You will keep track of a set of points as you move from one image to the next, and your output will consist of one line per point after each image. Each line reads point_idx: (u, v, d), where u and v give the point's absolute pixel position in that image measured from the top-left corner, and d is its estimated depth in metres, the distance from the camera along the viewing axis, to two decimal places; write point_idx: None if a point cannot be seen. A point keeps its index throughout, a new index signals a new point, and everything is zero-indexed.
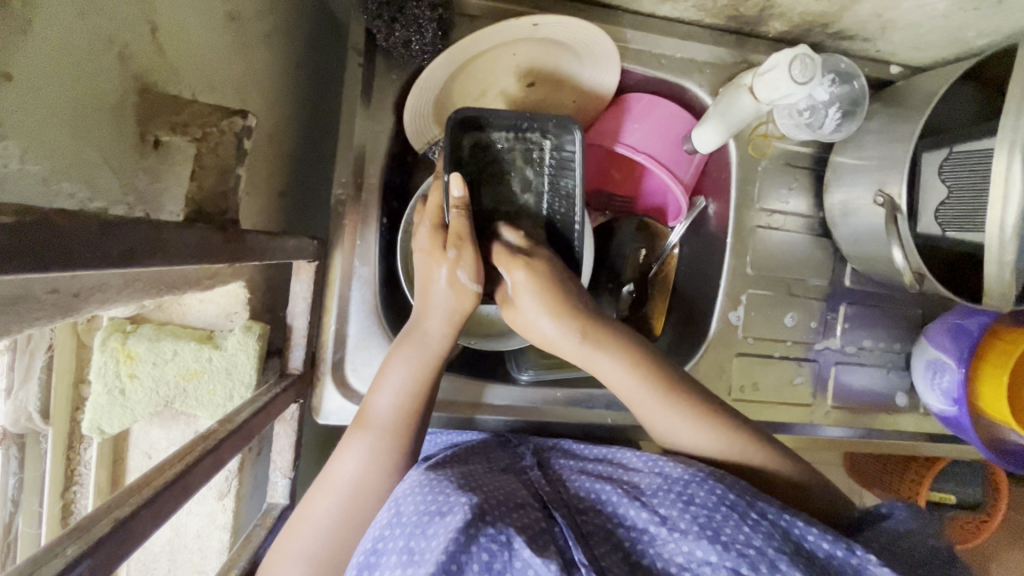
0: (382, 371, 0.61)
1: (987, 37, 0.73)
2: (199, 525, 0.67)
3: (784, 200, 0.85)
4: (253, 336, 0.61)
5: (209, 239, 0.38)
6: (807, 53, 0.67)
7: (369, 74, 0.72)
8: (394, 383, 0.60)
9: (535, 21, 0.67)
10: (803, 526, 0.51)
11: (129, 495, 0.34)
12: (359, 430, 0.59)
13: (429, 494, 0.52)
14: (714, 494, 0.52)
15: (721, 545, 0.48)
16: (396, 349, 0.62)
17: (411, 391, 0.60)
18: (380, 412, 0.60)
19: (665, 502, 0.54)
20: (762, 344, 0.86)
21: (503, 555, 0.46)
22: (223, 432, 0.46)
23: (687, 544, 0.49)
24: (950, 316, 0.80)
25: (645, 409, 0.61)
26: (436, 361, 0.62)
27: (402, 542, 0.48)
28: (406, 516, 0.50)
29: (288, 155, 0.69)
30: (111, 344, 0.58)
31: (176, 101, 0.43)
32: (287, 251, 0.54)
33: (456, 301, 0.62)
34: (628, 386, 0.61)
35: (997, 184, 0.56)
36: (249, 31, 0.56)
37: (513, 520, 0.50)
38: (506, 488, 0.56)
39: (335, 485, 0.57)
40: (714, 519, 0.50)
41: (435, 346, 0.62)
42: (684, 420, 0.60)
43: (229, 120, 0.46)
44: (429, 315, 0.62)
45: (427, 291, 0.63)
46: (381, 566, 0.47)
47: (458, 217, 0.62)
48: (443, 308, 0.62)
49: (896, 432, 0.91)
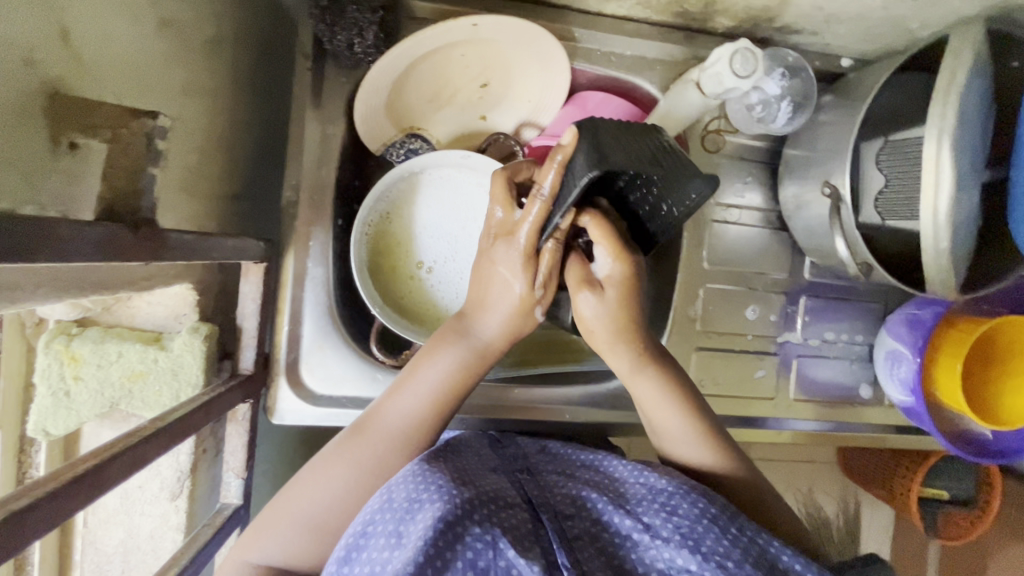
0: (421, 362, 0.60)
1: (931, 28, 0.74)
2: (152, 526, 0.67)
3: (740, 194, 0.85)
4: (200, 338, 0.61)
5: (117, 235, 0.39)
6: (749, 46, 0.68)
7: (318, 77, 0.73)
8: (433, 380, 0.59)
9: (474, 21, 0.69)
10: (780, 547, 0.50)
11: (33, 488, 0.35)
12: (372, 427, 0.58)
13: (421, 483, 0.51)
14: (696, 507, 0.51)
15: (701, 556, 0.48)
16: (441, 339, 0.61)
17: (446, 392, 0.60)
18: (404, 412, 0.59)
19: (649, 510, 0.53)
20: (722, 338, 0.86)
21: (488, 554, 0.46)
22: (149, 430, 0.47)
23: (669, 551, 0.49)
24: (907, 307, 0.80)
25: (656, 412, 0.64)
26: (479, 366, 0.61)
27: (391, 528, 0.48)
28: (396, 502, 0.49)
29: (238, 158, 0.70)
30: (55, 347, 0.60)
31: (88, 103, 0.44)
32: (225, 251, 0.55)
33: (517, 318, 0.60)
34: (650, 396, 0.63)
35: (928, 171, 0.56)
36: (188, 36, 0.57)
37: (502, 518, 0.49)
38: (499, 485, 0.55)
39: (349, 461, 0.57)
40: (696, 529, 0.49)
41: (486, 354, 0.61)
42: (695, 437, 0.63)
43: (137, 120, 0.47)
44: (485, 321, 0.61)
45: (485, 290, 0.60)
46: (369, 548, 0.47)
47: (550, 253, 0.56)
48: (500, 320, 0.60)
49: (861, 424, 0.91)
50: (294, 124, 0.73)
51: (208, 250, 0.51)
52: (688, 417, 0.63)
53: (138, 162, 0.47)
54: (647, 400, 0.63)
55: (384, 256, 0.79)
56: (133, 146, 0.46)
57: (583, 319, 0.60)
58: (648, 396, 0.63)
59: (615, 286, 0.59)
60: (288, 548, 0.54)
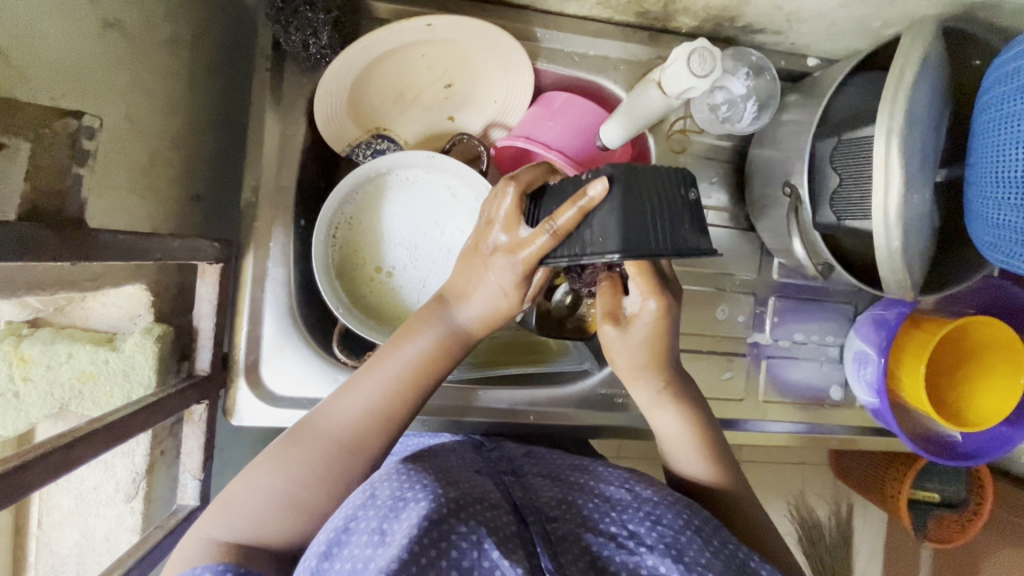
0: (394, 344, 0.59)
1: (892, 26, 0.73)
2: (107, 528, 0.67)
3: (707, 194, 0.85)
4: (152, 339, 0.61)
5: (37, 235, 0.38)
6: (706, 45, 0.67)
7: (278, 77, 0.73)
8: (405, 357, 0.59)
9: (428, 20, 0.69)
10: (759, 559, 0.50)
11: None
12: (337, 413, 0.57)
13: (406, 482, 0.52)
14: (681, 518, 0.52)
15: (684, 565, 0.47)
16: (416, 321, 0.60)
17: (425, 372, 0.59)
18: (365, 399, 0.57)
19: (634, 518, 0.52)
20: (691, 339, 0.85)
21: (472, 553, 0.45)
22: (85, 429, 0.48)
23: (652, 558, 0.48)
24: (875, 308, 0.80)
25: (663, 427, 0.65)
26: (449, 354, 0.60)
27: (374, 524, 0.48)
28: (380, 499, 0.50)
29: (197, 159, 0.70)
30: (4, 347, 0.59)
31: (10, 104, 0.44)
32: (172, 251, 0.55)
33: (500, 309, 0.57)
34: (660, 412, 0.64)
35: (879, 170, 0.56)
36: (134, 37, 0.57)
37: (485, 517, 0.50)
38: (484, 488, 0.55)
39: (325, 436, 0.56)
40: (679, 540, 0.49)
41: (457, 344, 0.60)
42: (699, 455, 0.63)
43: (61, 122, 0.46)
44: (466, 304, 0.58)
45: (466, 274, 0.58)
46: (349, 544, 0.47)
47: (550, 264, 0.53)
48: (480, 309, 0.58)
49: (833, 426, 0.90)
50: (253, 124, 0.73)
51: (148, 250, 0.51)
52: (694, 433, 0.64)
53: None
54: (656, 413, 0.64)
55: (348, 256, 0.78)
56: (56, 146, 0.45)
57: (609, 353, 0.61)
58: (660, 410, 0.64)
59: (650, 324, 0.57)
60: (256, 520, 0.52)
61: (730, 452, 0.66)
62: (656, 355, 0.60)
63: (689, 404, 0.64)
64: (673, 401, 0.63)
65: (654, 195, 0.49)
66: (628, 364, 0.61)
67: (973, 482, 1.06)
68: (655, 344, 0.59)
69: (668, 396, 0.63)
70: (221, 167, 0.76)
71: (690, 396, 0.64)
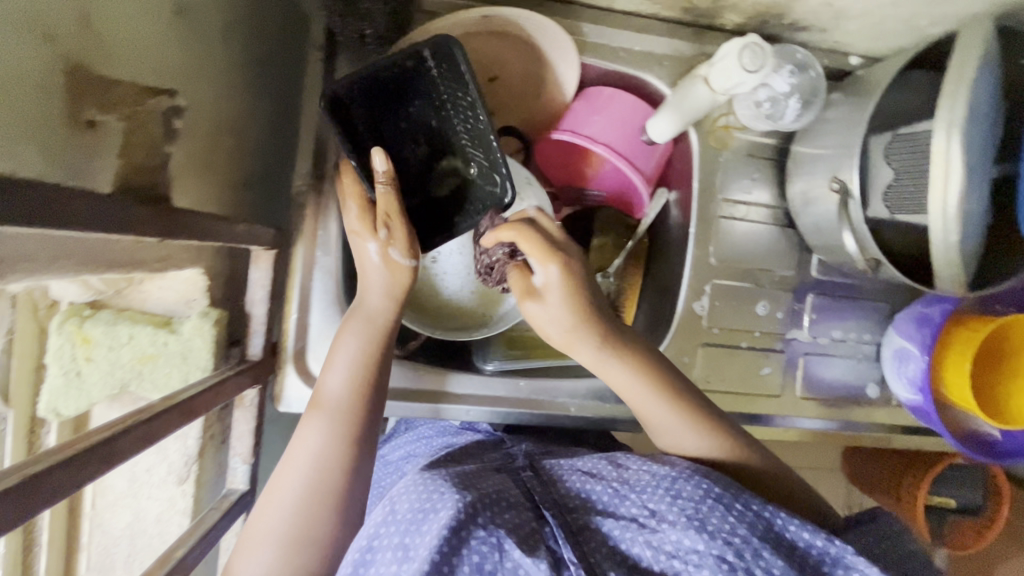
0: (335, 349, 0.64)
1: (940, 25, 0.74)
2: (159, 510, 0.68)
3: (747, 190, 0.86)
4: (210, 322, 0.63)
5: (130, 212, 0.39)
6: (757, 40, 0.68)
7: (329, 67, 0.72)
8: (345, 357, 0.63)
9: (484, 11, 0.71)
10: (786, 517, 0.50)
11: (44, 456, 0.35)
12: (315, 411, 0.61)
13: (424, 491, 0.51)
14: (700, 488, 0.51)
15: (708, 534, 0.47)
16: (345, 323, 0.65)
17: (362, 361, 0.63)
18: (331, 391, 0.62)
19: (653, 496, 0.52)
20: (729, 335, 0.85)
21: (493, 556, 0.47)
22: (158, 408, 0.47)
23: (676, 533, 0.48)
24: (917, 305, 0.80)
25: (638, 402, 0.63)
26: (382, 333, 0.65)
27: (397, 539, 0.48)
28: (400, 514, 0.50)
29: (249, 147, 0.71)
30: (68, 327, 0.60)
31: (107, 84, 0.43)
32: (235, 235, 0.55)
33: (391, 276, 0.65)
34: (620, 379, 0.63)
35: (938, 167, 0.56)
36: (198, 20, 0.57)
37: (506, 518, 0.50)
38: (500, 485, 0.55)
39: (299, 461, 0.58)
40: (701, 510, 0.49)
41: (379, 317, 0.65)
42: (683, 426, 0.61)
43: (152, 99, 0.49)
44: (369, 292, 0.66)
45: (361, 266, 0.66)
46: (376, 562, 0.48)
47: (383, 192, 0.64)
48: (380, 285, 0.65)
49: (868, 424, 0.90)
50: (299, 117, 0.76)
51: (219, 233, 0.52)
52: (659, 393, 0.62)
53: (151, 141, 0.49)
54: (624, 386, 0.63)
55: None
56: (146, 126, 0.49)
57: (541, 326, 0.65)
58: (617, 380, 0.64)
59: (557, 290, 0.61)
60: (270, 567, 0.53)
61: (712, 405, 0.63)
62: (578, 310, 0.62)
63: (640, 361, 0.63)
64: (627, 363, 0.63)
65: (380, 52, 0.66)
66: (561, 329, 0.63)
67: (987, 487, 1.08)
68: (568, 297, 0.62)
69: (624, 363, 0.63)
70: (269, 156, 0.77)
71: (643, 356, 0.64)
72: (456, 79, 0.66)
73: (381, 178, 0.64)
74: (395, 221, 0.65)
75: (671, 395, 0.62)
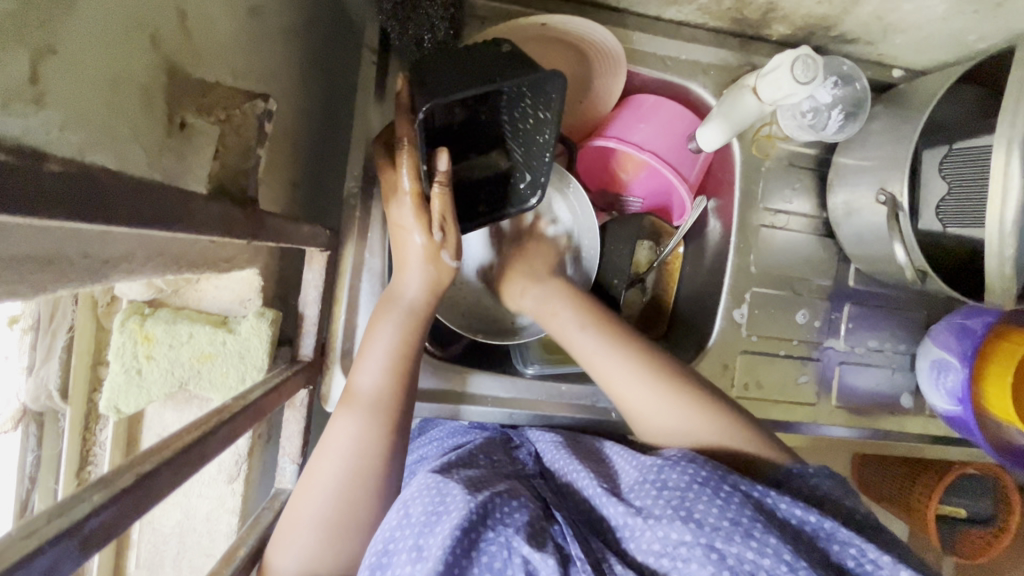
0: (366, 341, 0.63)
1: (987, 41, 0.75)
2: (208, 508, 0.68)
3: (788, 200, 0.86)
4: (266, 322, 0.63)
5: (232, 215, 0.39)
6: (810, 53, 0.69)
7: (382, 69, 0.73)
8: (382, 346, 0.63)
9: (543, 20, 0.71)
10: (775, 495, 0.49)
11: (149, 454, 0.35)
12: (347, 409, 0.60)
13: (437, 493, 0.52)
14: (686, 474, 0.50)
15: (694, 524, 0.46)
16: (378, 315, 0.64)
17: (398, 351, 0.63)
18: (363, 389, 0.61)
19: (642, 493, 0.52)
20: (767, 342, 0.86)
21: (502, 555, 0.48)
22: (236, 407, 0.47)
23: (662, 529, 0.47)
24: (955, 316, 0.81)
25: (624, 387, 0.64)
26: (420, 325, 0.65)
27: (412, 542, 0.49)
28: (415, 517, 0.50)
29: (302, 147, 0.71)
30: (129, 325, 0.61)
31: (202, 85, 0.44)
32: (302, 236, 0.56)
33: (435, 273, 0.65)
34: (622, 374, 0.64)
35: (996, 181, 0.57)
36: (268, 23, 0.57)
37: (516, 517, 0.50)
38: (511, 485, 0.56)
39: (336, 451, 0.58)
40: (687, 498, 0.48)
41: (416, 307, 0.64)
42: (673, 407, 0.61)
43: (250, 103, 0.45)
44: (406, 283, 0.65)
45: (401, 255, 0.65)
46: (392, 566, 0.48)
47: (440, 195, 0.62)
48: (420, 277, 0.65)
49: (902, 435, 0.90)
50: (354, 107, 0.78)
51: (291, 234, 0.52)
52: (652, 380, 0.63)
53: (246, 142, 0.45)
54: (619, 380, 0.64)
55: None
56: (246, 127, 0.45)
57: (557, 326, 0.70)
58: (617, 374, 0.64)
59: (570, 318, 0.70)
60: (306, 555, 0.55)
61: (705, 385, 0.63)
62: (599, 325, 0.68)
63: (636, 350, 0.65)
64: (624, 353, 0.65)
65: (475, 60, 0.61)
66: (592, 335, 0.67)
67: (999, 498, 1.06)
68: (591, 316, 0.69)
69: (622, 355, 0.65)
70: (319, 157, 0.77)
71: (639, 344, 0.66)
72: (538, 96, 0.64)
73: (439, 177, 0.62)
74: (451, 226, 0.64)
75: (668, 384, 0.62)
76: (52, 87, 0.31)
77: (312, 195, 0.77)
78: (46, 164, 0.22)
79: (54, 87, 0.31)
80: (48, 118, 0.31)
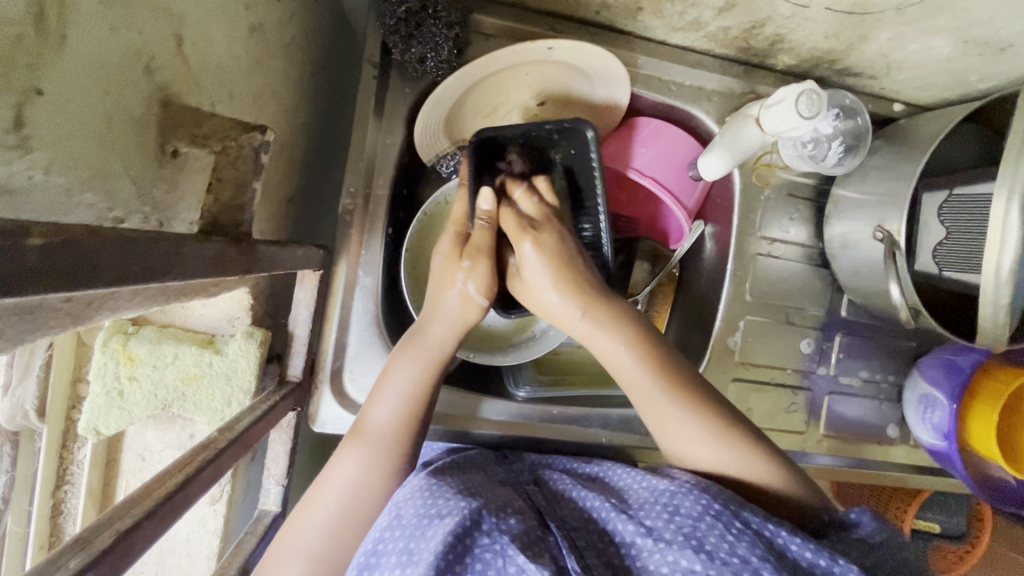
0: (386, 373, 0.61)
1: (989, 82, 0.75)
2: (189, 530, 0.67)
3: (785, 229, 0.86)
4: (255, 343, 0.61)
5: (225, 252, 0.37)
6: (814, 88, 0.67)
7: (383, 85, 0.72)
8: (398, 387, 0.60)
9: (550, 44, 0.67)
10: (786, 534, 0.48)
11: (130, 506, 0.34)
12: (356, 441, 0.58)
13: (429, 497, 0.50)
14: (699, 504, 0.50)
15: (705, 554, 0.45)
16: (402, 348, 0.62)
17: (412, 394, 0.60)
18: (376, 423, 0.59)
19: (651, 514, 0.51)
20: (759, 371, 0.86)
21: (497, 563, 0.45)
22: (223, 441, 0.45)
23: (672, 554, 0.46)
24: (943, 352, 0.82)
25: (658, 418, 0.58)
26: (440, 366, 0.62)
27: (402, 545, 0.47)
28: (406, 518, 0.49)
29: (297, 161, 0.69)
30: (112, 345, 0.59)
31: (199, 113, 0.43)
32: (296, 259, 0.54)
33: (463, 312, 0.62)
34: (647, 401, 0.58)
35: (995, 229, 0.57)
36: (269, 40, 0.56)
37: (511, 524, 0.48)
38: (506, 495, 0.54)
39: (334, 485, 0.56)
40: (699, 528, 0.47)
41: (439, 349, 0.61)
42: (725, 449, 0.56)
43: (247, 136, 0.46)
44: (435, 320, 0.62)
45: (436, 294, 0.63)
46: (381, 567, 0.46)
47: (482, 230, 0.63)
48: (450, 315, 0.62)
49: (889, 465, 0.90)
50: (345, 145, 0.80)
51: (286, 261, 0.50)
52: (681, 404, 0.57)
53: (242, 177, 0.45)
54: (645, 404, 0.59)
55: (423, 255, 0.76)
56: (242, 159, 0.45)
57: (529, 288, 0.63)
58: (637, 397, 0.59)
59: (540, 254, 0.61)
60: None
61: (774, 451, 0.58)
62: (565, 267, 0.61)
63: (661, 371, 0.58)
64: (651, 370, 0.58)
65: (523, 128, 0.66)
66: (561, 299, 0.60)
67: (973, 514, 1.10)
68: (561, 255, 0.62)
69: (647, 377, 0.58)
70: (314, 171, 0.76)
71: (704, 400, 0.58)
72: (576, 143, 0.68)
73: (484, 217, 0.63)
74: (481, 256, 0.62)
75: (717, 425, 0.57)
76: (37, 128, 0.30)
77: (305, 209, 0.76)
78: (30, 239, 0.21)
79: (38, 127, 0.30)
80: (34, 162, 0.30)
